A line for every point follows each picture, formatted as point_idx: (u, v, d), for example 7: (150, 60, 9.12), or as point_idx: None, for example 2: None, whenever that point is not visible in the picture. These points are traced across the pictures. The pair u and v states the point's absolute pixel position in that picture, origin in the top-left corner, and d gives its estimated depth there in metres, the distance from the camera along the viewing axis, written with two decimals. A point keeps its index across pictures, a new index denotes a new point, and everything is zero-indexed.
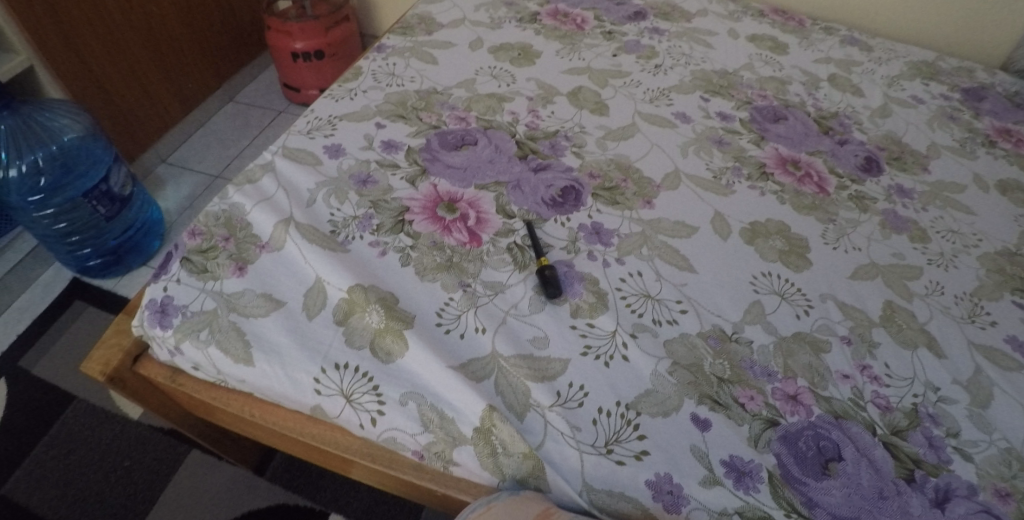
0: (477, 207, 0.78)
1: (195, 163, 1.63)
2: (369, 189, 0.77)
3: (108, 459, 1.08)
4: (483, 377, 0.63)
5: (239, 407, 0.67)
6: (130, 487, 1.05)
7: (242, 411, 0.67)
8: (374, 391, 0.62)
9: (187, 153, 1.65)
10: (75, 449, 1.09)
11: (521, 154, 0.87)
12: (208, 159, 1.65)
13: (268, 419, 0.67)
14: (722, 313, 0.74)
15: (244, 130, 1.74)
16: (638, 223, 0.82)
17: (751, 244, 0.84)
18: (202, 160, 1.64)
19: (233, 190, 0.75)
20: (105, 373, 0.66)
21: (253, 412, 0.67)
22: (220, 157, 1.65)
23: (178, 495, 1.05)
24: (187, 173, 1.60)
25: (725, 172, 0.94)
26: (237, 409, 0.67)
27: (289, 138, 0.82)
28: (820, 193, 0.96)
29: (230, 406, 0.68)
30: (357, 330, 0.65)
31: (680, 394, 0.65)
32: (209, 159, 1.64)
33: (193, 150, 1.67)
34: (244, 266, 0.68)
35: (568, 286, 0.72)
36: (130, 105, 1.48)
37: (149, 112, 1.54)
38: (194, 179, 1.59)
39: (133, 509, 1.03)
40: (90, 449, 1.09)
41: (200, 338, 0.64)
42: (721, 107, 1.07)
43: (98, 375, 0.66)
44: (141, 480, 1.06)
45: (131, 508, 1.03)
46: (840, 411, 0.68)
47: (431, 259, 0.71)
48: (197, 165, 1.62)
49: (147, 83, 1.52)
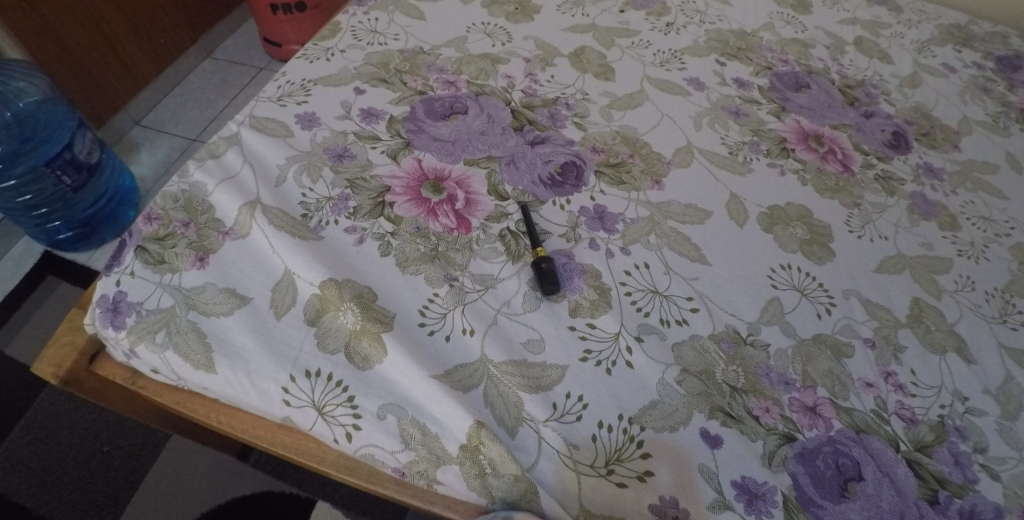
0: (467, 187, 0.69)
1: (172, 127, 1.52)
2: (347, 165, 0.68)
3: (87, 444, 1.03)
4: (471, 386, 0.56)
5: (205, 412, 0.61)
6: (109, 474, 1.00)
7: (208, 416, 0.61)
8: (349, 403, 0.55)
9: (164, 115, 1.54)
10: (52, 433, 1.03)
11: (517, 125, 0.77)
12: (185, 121, 1.54)
13: (237, 427, 0.60)
14: (737, 312, 0.67)
15: (223, 89, 1.63)
16: (646, 207, 0.74)
17: (769, 231, 0.76)
18: (179, 122, 1.53)
19: (193, 167, 0.66)
20: (58, 376, 0.59)
21: (220, 419, 0.60)
22: (198, 119, 1.55)
23: (159, 481, 1.01)
24: (164, 137, 1.50)
25: (743, 148, 0.86)
26: (203, 415, 0.61)
27: (256, 105, 0.72)
28: (845, 172, 0.88)
29: (195, 411, 0.61)
30: (330, 331, 0.58)
31: (689, 407, 0.59)
32: (186, 121, 1.54)
33: (169, 110, 1.55)
34: (204, 256, 0.60)
35: (567, 280, 0.64)
36: (97, 64, 1.36)
37: (118, 72, 1.43)
38: (171, 143, 1.49)
39: (114, 497, 0.98)
40: (69, 434, 1.03)
41: (156, 341, 0.57)
42: (738, 72, 0.97)
43: (51, 379, 0.59)
44: (122, 466, 1.01)
45: (112, 495, 0.98)
46: (862, 425, 0.62)
47: (415, 249, 0.63)
48: (173, 128, 1.52)
49: (116, 40, 1.39)
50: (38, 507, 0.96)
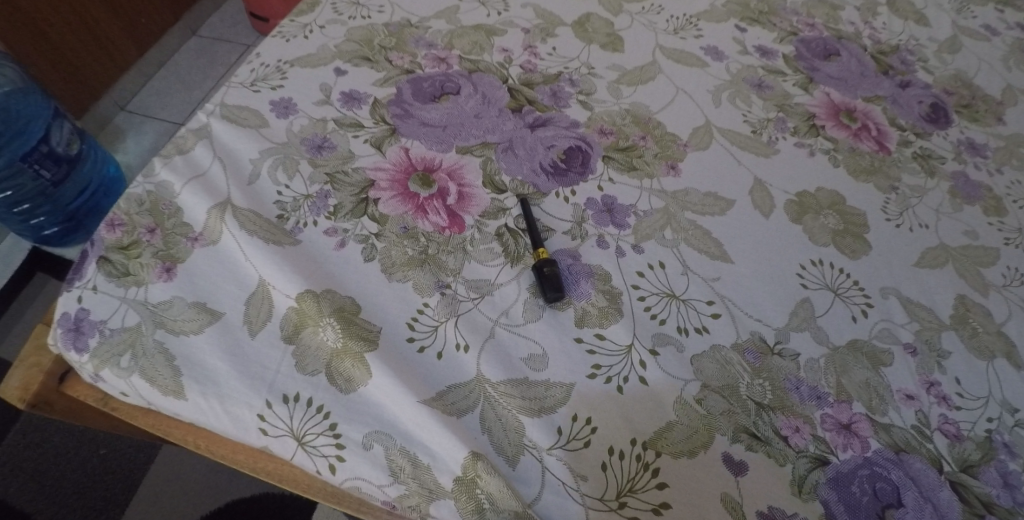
0: (459, 179, 0.62)
1: (158, 112, 1.45)
2: (326, 157, 0.61)
3: (84, 446, 0.98)
4: (466, 410, 0.50)
5: (182, 436, 0.55)
6: (108, 477, 0.97)
7: (186, 440, 0.55)
8: (331, 432, 0.49)
9: (149, 99, 1.46)
10: (48, 436, 0.98)
11: (515, 106, 0.69)
12: (172, 105, 1.46)
13: (217, 452, 0.54)
14: (763, 317, 0.60)
15: (209, 70, 1.55)
16: (660, 196, 0.67)
17: (798, 221, 0.69)
18: (166, 107, 1.46)
19: (158, 165, 0.59)
20: (26, 400, 0.53)
21: (199, 443, 0.54)
22: (185, 102, 1.48)
23: (158, 484, 0.97)
24: (150, 123, 1.43)
25: (767, 126, 0.77)
26: (181, 438, 0.55)
27: (226, 92, 0.65)
28: (879, 151, 0.79)
29: (172, 435, 0.55)
30: (309, 350, 0.52)
31: (711, 429, 0.53)
32: (172, 105, 1.46)
33: (155, 94, 1.48)
34: (172, 266, 0.54)
35: (573, 284, 0.58)
36: (76, 51, 1.27)
37: (98, 56, 1.33)
38: (157, 128, 1.42)
39: (112, 501, 0.95)
40: (66, 436, 0.99)
41: (121, 365, 0.51)
42: (760, 39, 0.88)
43: (18, 403, 0.53)
44: (121, 469, 0.98)
45: (111, 499, 0.95)
46: (902, 443, 0.56)
47: (402, 252, 0.56)
48: (159, 112, 1.45)
49: (95, 23, 1.29)
50: (37, 512, 0.93)
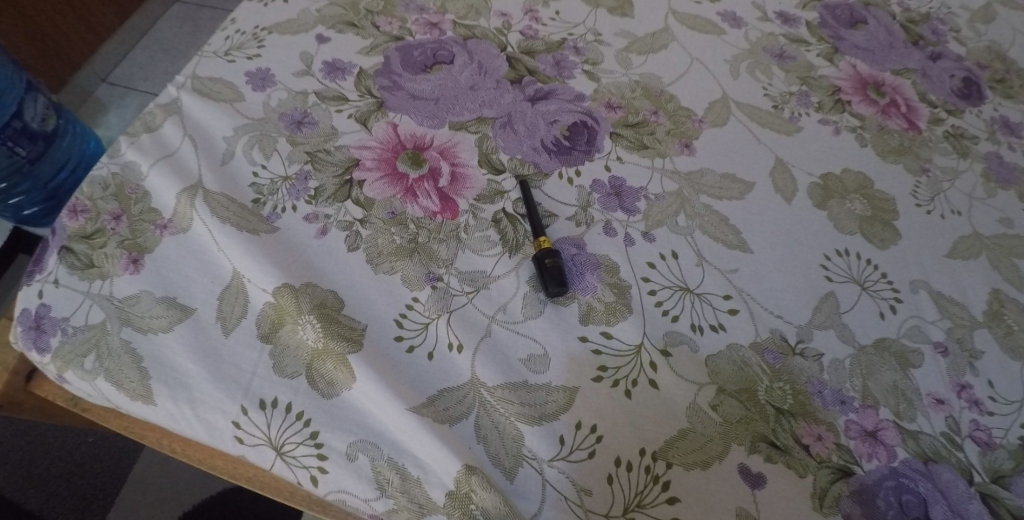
0: (453, 158, 0.56)
1: (141, 84, 1.35)
2: (306, 134, 0.55)
3: (71, 433, 0.94)
4: (460, 417, 0.46)
5: (157, 439, 0.50)
6: (98, 465, 0.93)
7: (161, 443, 0.50)
8: (312, 441, 0.45)
9: (132, 69, 1.36)
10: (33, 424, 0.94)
11: (515, 76, 0.63)
12: (155, 75, 1.36)
13: (195, 457, 0.50)
14: (784, 314, 0.55)
15: (196, 36, 1.43)
16: (673, 178, 0.61)
17: (823, 207, 0.63)
18: (150, 78, 1.36)
19: (124, 144, 0.53)
20: None
21: (175, 447, 0.50)
22: (169, 71, 1.37)
23: (147, 474, 0.93)
24: (133, 95, 1.33)
25: (789, 101, 0.71)
26: (155, 442, 0.50)
27: (198, 61, 0.58)
28: (909, 129, 0.73)
29: (146, 438, 0.50)
30: (288, 350, 0.47)
31: (726, 438, 0.48)
32: (155, 75, 1.36)
33: (138, 64, 1.37)
34: (139, 257, 0.49)
35: (577, 277, 0.53)
36: (50, 19, 1.16)
37: (75, 25, 1.22)
38: (141, 101, 1.32)
39: (102, 490, 0.92)
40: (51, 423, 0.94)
41: (85, 368, 0.46)
42: (782, 4, 0.80)
43: None
44: (110, 456, 0.94)
45: (101, 488, 0.92)
46: (931, 452, 0.52)
47: (390, 241, 0.51)
48: (142, 84, 1.34)
49: None
50: (28, 502, 0.89)
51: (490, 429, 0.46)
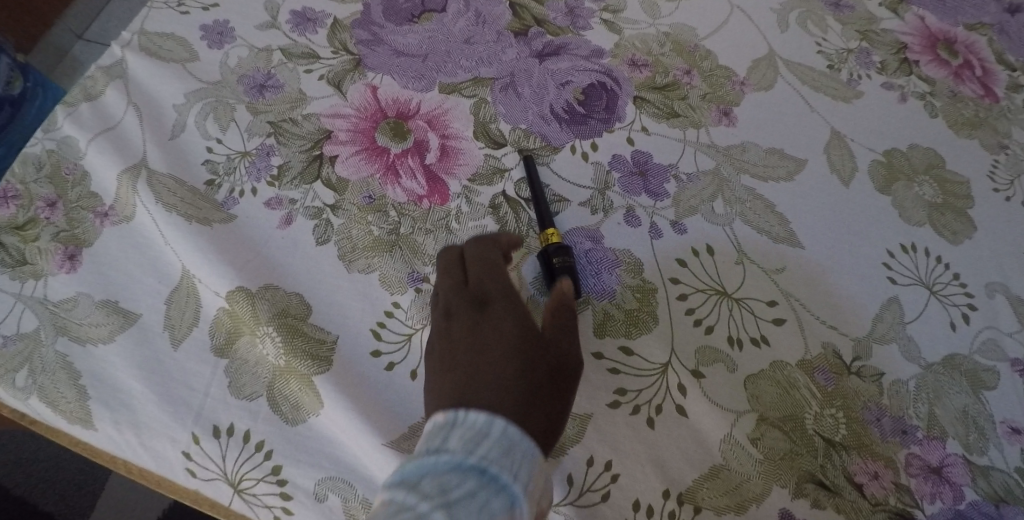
0: (443, 128, 0.47)
1: None
2: (270, 100, 0.46)
3: None
4: (451, 249, 0.40)
5: (111, 459, 0.39)
6: None
7: (118, 464, 0.39)
8: (273, 479, 0.38)
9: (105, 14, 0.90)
10: None
11: (520, 27, 0.52)
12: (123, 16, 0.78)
13: (156, 483, 0.39)
14: (837, 324, 0.46)
15: None
16: (708, 154, 0.51)
17: (887, 192, 0.53)
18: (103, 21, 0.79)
19: (62, 114, 0.44)
20: None
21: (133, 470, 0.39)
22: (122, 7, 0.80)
23: None
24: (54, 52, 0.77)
25: (848, 60, 0.60)
26: (110, 462, 0.39)
27: (147, 13, 0.48)
28: (985, 97, 0.60)
29: (102, 456, 0.39)
30: (246, 366, 0.39)
31: (766, 479, 0.41)
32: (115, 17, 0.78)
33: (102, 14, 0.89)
34: (77, 252, 0.41)
35: (591, 277, 0.45)
36: None
37: None
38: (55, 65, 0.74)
39: (93, 474, 0.81)
40: None
41: (17, 385, 0.38)
42: None
43: None
44: None
45: (91, 471, 0.81)
46: (1004, 492, 0.44)
47: (365, 232, 0.43)
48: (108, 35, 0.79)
49: None
50: (17, 486, 0.80)
51: (481, 244, 0.40)
